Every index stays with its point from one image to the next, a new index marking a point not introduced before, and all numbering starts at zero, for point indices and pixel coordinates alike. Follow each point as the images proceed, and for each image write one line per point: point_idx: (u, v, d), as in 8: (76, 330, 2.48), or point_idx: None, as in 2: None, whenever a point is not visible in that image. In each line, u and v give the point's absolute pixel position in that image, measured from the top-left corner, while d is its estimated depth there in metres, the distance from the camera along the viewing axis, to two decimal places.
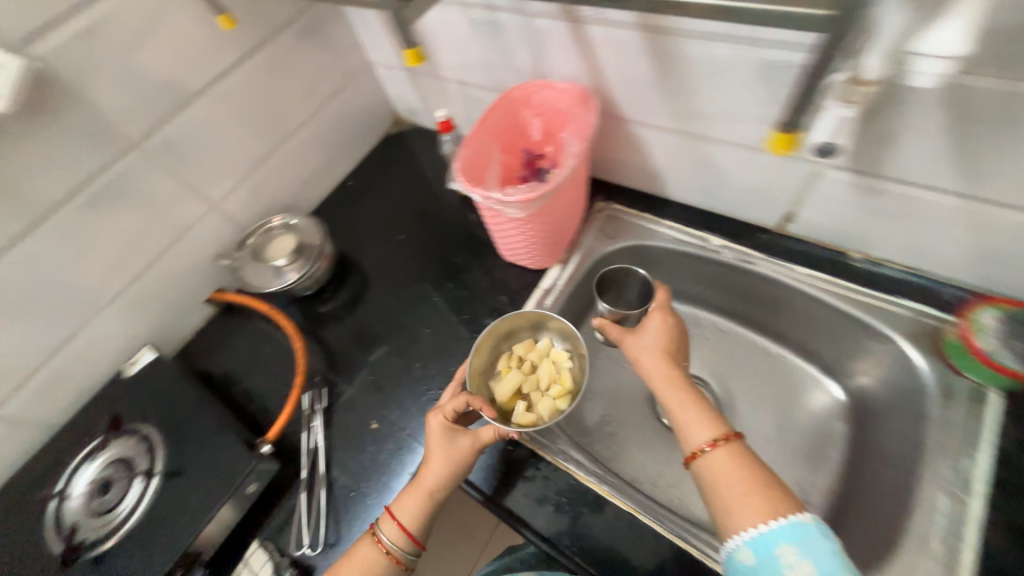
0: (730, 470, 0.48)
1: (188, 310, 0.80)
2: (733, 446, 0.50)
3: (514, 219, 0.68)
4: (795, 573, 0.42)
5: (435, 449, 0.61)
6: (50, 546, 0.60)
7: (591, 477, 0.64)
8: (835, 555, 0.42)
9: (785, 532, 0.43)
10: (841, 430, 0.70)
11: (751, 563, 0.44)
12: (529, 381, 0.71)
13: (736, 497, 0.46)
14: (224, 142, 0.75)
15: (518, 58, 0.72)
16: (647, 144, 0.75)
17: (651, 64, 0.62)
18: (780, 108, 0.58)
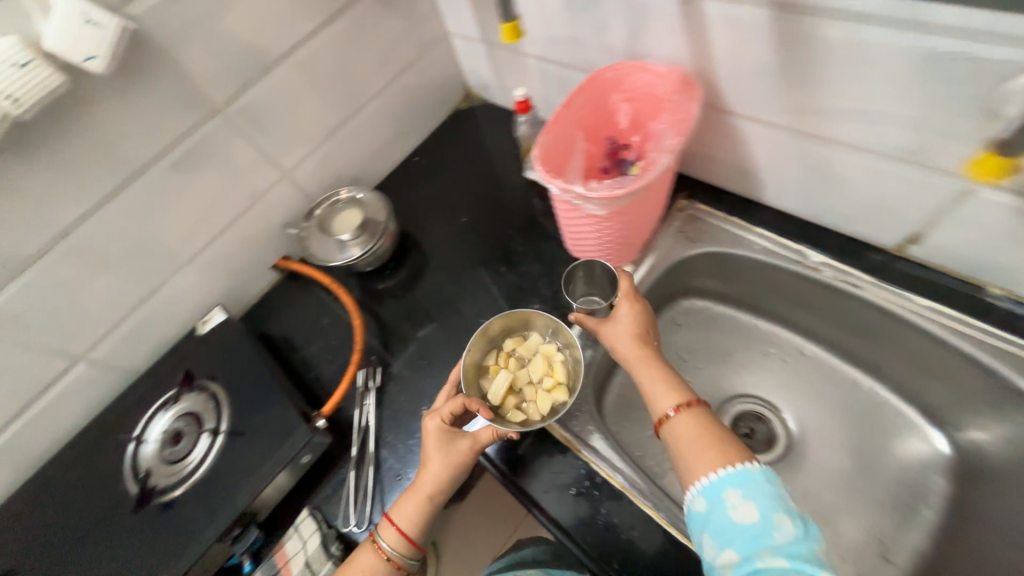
0: (693, 432, 0.51)
1: (256, 274, 0.86)
2: (698, 410, 0.53)
3: (589, 216, 0.60)
4: (739, 513, 0.45)
5: (434, 454, 0.58)
6: (130, 487, 0.66)
7: (608, 470, 0.63)
8: (779, 498, 0.45)
9: (731, 479, 0.46)
10: (942, 486, 0.60)
11: (703, 511, 0.47)
12: (521, 378, 0.67)
13: (698, 455, 0.49)
14: (301, 109, 0.77)
15: (604, 34, 0.64)
16: (749, 143, 0.63)
17: (775, 49, 0.50)
18: (956, 114, 0.45)
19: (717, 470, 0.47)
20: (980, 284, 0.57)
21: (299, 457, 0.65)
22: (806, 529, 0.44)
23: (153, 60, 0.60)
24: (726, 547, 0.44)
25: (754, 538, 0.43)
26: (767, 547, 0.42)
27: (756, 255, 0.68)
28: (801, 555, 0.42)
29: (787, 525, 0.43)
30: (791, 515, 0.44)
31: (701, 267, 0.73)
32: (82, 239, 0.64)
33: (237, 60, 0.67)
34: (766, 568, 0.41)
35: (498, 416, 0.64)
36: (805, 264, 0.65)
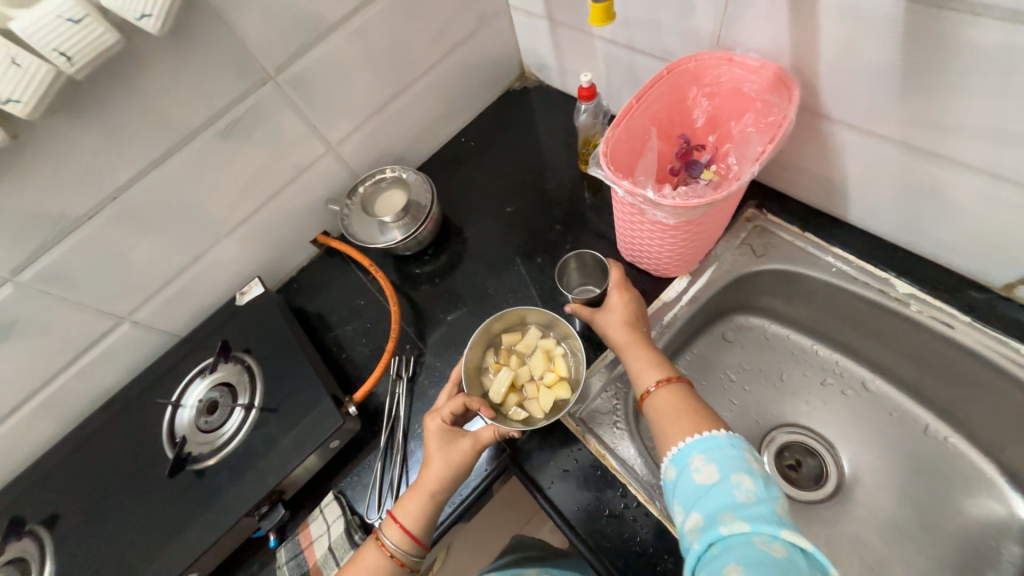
0: (670, 402, 0.52)
1: (295, 248, 0.84)
2: (679, 385, 0.54)
3: (653, 224, 0.55)
4: (702, 476, 0.45)
5: (435, 454, 0.57)
6: (166, 450, 0.67)
7: (626, 473, 0.60)
8: (742, 460, 0.44)
9: (694, 443, 0.47)
10: (1016, 555, 0.54)
11: (673, 478, 0.47)
12: (523, 375, 0.65)
13: (671, 420, 0.51)
14: (351, 82, 0.74)
15: (689, 19, 0.57)
16: (844, 153, 0.56)
17: (899, 49, 0.43)
18: None
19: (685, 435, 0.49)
20: None
21: (327, 442, 0.64)
22: (769, 489, 0.42)
23: (208, 21, 0.58)
24: (692, 511, 0.43)
25: (715, 498, 0.43)
26: (728, 508, 0.41)
27: (832, 279, 0.61)
28: (764, 515, 0.40)
29: (747, 485, 0.42)
30: (756, 479, 0.43)
31: (764, 284, 0.68)
32: (130, 203, 0.64)
33: (291, 26, 0.64)
34: (725, 527, 0.40)
35: (499, 415, 0.63)
36: (888, 294, 0.58)
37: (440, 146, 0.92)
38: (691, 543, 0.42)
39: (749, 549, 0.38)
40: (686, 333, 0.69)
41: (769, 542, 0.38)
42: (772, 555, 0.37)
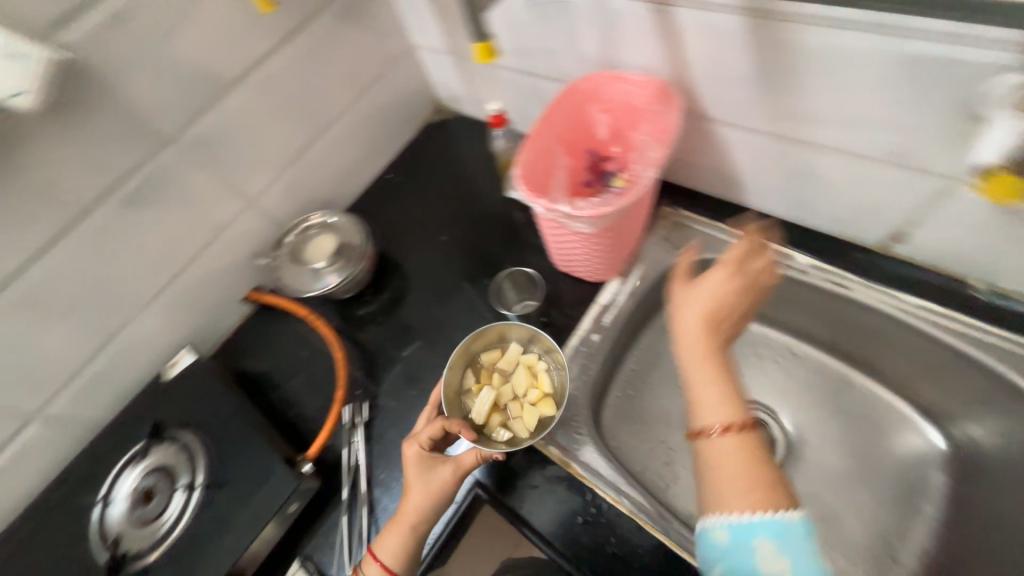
0: (733, 458, 0.42)
1: (226, 310, 0.80)
2: (749, 437, 0.44)
3: (576, 235, 0.59)
4: (768, 564, 0.39)
5: (415, 484, 0.56)
6: (97, 556, 0.60)
7: (603, 486, 0.60)
8: (816, 554, 0.39)
9: (766, 525, 0.39)
10: (939, 481, 0.61)
11: (724, 545, 0.40)
12: (505, 394, 0.67)
13: (735, 479, 0.42)
14: (263, 133, 0.73)
15: (577, 44, 0.62)
16: (729, 148, 0.62)
17: (754, 56, 0.50)
18: (930, 117, 0.45)
19: (757, 508, 0.40)
20: (961, 279, 0.58)
21: (286, 506, 0.61)
22: None
23: (93, 91, 0.56)
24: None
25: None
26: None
27: None
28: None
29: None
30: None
31: None
32: (25, 290, 0.58)
33: (189, 85, 0.63)
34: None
35: (485, 435, 0.64)
36: (791, 266, 0.65)
37: (367, 185, 0.92)
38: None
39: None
40: (628, 331, 0.72)
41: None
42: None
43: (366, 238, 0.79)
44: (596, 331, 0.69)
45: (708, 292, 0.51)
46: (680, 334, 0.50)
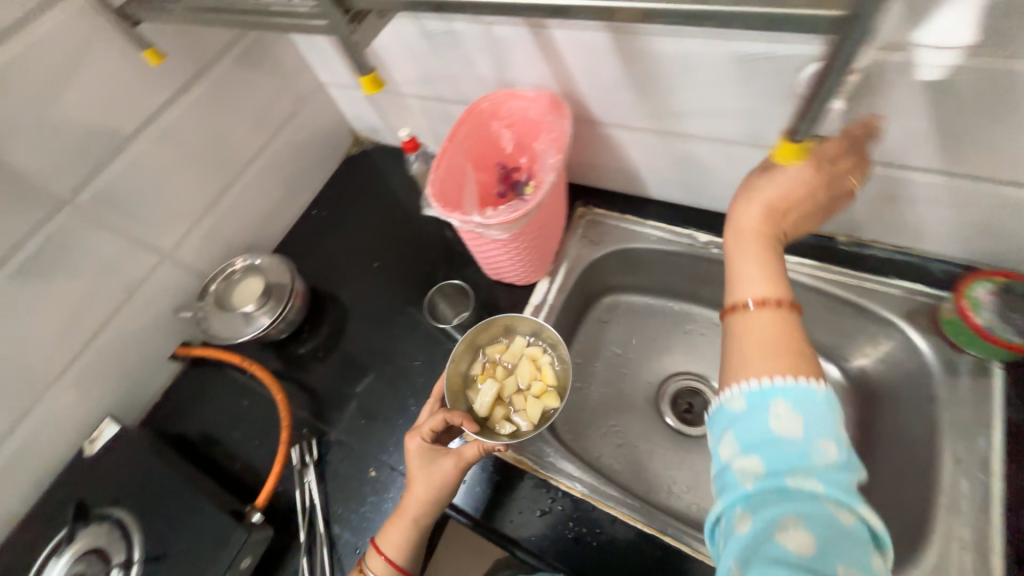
0: (763, 331, 0.44)
1: (152, 371, 0.77)
2: (786, 314, 0.45)
3: (495, 242, 0.62)
4: (780, 423, 0.40)
5: (418, 475, 0.57)
6: None
7: (584, 489, 0.62)
8: (833, 423, 0.39)
9: (784, 389, 0.40)
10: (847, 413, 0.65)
11: (740, 411, 0.41)
12: (509, 386, 0.69)
13: (767, 352, 0.43)
14: (170, 185, 0.71)
15: (474, 69, 0.67)
16: (624, 147, 0.68)
17: (623, 66, 0.56)
18: (770, 102, 0.52)
19: (780, 374, 0.41)
20: (831, 237, 0.66)
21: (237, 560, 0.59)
22: (850, 459, 0.39)
23: None
24: (753, 453, 0.39)
25: (790, 450, 0.38)
26: (802, 465, 0.38)
27: (655, 245, 0.74)
28: (841, 482, 0.37)
29: (831, 452, 0.38)
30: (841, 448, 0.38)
31: (612, 265, 0.78)
32: None
33: (82, 144, 0.61)
34: (797, 483, 0.37)
35: (488, 428, 0.66)
36: (694, 245, 0.72)
37: (294, 223, 0.92)
38: (740, 481, 0.39)
39: (817, 513, 0.36)
40: (564, 327, 0.76)
41: (839, 512, 0.36)
42: (838, 521, 0.36)
43: (294, 272, 0.78)
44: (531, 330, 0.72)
45: (786, 180, 0.45)
46: (740, 225, 0.48)
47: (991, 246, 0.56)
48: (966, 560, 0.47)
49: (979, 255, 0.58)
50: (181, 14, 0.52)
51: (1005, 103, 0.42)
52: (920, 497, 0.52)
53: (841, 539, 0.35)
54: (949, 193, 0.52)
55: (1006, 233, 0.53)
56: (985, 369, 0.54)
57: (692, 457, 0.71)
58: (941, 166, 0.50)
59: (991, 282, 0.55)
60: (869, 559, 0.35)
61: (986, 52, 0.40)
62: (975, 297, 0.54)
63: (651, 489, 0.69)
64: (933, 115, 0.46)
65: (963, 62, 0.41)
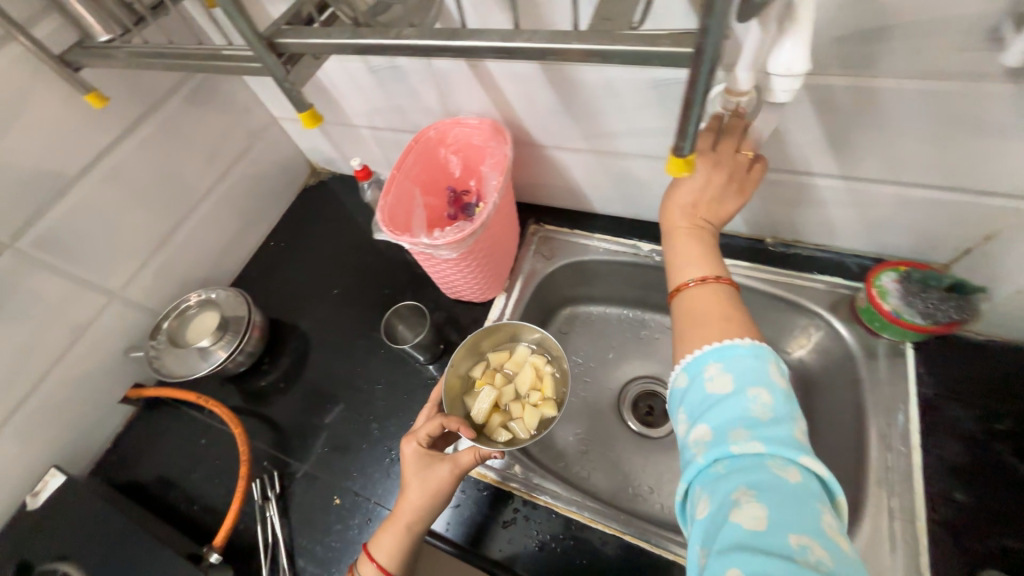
0: (702, 304, 0.49)
1: (102, 414, 0.74)
2: (720, 288, 0.50)
3: (446, 262, 0.64)
4: (716, 385, 0.43)
5: (412, 480, 0.56)
6: None
7: (570, 506, 0.63)
8: (768, 377, 0.42)
9: (712, 352, 0.44)
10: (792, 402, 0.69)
11: (685, 386, 0.45)
12: (507, 394, 0.71)
13: (705, 321, 0.47)
14: (118, 225, 0.71)
15: (420, 100, 0.70)
16: (566, 166, 0.73)
17: (555, 93, 0.61)
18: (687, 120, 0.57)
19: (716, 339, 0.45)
20: (760, 239, 0.72)
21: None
22: (788, 409, 0.40)
23: None
24: (699, 423, 0.42)
25: (728, 412, 0.41)
26: (740, 425, 0.40)
27: (604, 256, 0.78)
28: (782, 438, 0.38)
29: (765, 401, 0.40)
30: (779, 403, 0.40)
31: (566, 278, 0.82)
32: None
33: (23, 188, 0.60)
34: (738, 448, 0.38)
35: (485, 435, 0.68)
36: (639, 254, 0.76)
37: (252, 255, 0.92)
38: (695, 455, 0.41)
39: (764, 477, 0.37)
40: None
41: (782, 469, 0.37)
42: (783, 479, 0.36)
43: (250, 303, 0.78)
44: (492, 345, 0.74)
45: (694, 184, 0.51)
46: (671, 224, 0.54)
47: (894, 240, 0.62)
48: (894, 527, 0.51)
49: (886, 248, 0.64)
50: (122, 59, 0.54)
51: (881, 114, 0.48)
52: (853, 474, 0.56)
53: (790, 496, 0.35)
54: (850, 194, 0.58)
55: (906, 227, 0.59)
56: (899, 350, 0.60)
57: (653, 457, 0.74)
58: (840, 171, 0.56)
59: (896, 271, 0.60)
60: (821, 516, 0.35)
61: (856, 72, 0.45)
62: (883, 286, 0.59)
63: (618, 493, 0.71)
64: (825, 127, 0.51)
65: (839, 81, 0.47)
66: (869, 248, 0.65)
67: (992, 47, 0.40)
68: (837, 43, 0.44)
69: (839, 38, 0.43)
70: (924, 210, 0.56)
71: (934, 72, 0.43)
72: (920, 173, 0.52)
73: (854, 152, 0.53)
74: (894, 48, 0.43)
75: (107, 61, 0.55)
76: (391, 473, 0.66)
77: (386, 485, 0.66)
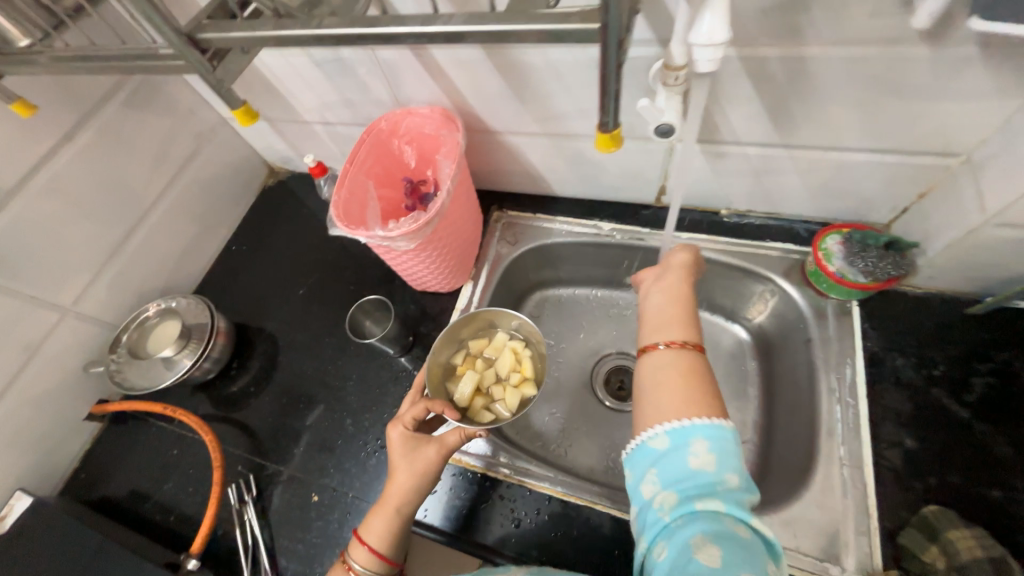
0: (675, 368, 0.47)
1: (67, 434, 0.73)
2: (691, 357, 0.48)
3: (405, 253, 0.65)
4: (696, 460, 0.41)
5: (400, 463, 0.56)
6: None
7: (545, 483, 0.65)
8: (737, 458, 0.41)
9: (702, 427, 0.42)
10: (754, 366, 0.72)
11: (662, 449, 0.43)
12: (488, 377, 0.72)
13: (674, 388, 0.46)
14: (64, 239, 0.69)
15: (369, 91, 0.70)
16: (523, 151, 0.73)
17: (501, 78, 0.61)
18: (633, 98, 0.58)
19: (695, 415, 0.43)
20: (715, 211, 0.73)
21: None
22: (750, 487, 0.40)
23: None
24: (670, 483, 0.41)
25: (701, 483, 0.40)
26: (710, 493, 0.39)
27: (567, 238, 0.79)
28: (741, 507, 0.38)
29: (735, 482, 0.40)
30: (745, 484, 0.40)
31: (532, 262, 0.82)
32: None
33: None
34: (704, 508, 0.38)
35: (469, 416, 0.69)
36: (600, 233, 0.78)
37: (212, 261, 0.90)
38: (659, 509, 0.40)
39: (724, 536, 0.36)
40: None
41: (739, 528, 0.37)
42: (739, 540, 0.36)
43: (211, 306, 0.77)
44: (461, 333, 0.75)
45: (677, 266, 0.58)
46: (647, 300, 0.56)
47: (837, 203, 0.65)
48: (841, 474, 0.54)
49: (831, 212, 0.67)
50: (46, 67, 0.52)
51: (812, 82, 0.50)
52: (807, 429, 0.59)
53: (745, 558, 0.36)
54: (792, 161, 0.60)
55: (846, 191, 0.62)
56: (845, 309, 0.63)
57: (626, 430, 0.76)
58: (780, 140, 0.58)
59: (840, 233, 0.64)
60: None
61: (784, 41, 0.47)
62: (829, 248, 0.63)
63: (594, 467, 0.74)
64: (762, 98, 0.53)
65: (771, 51, 0.48)
66: (816, 212, 0.68)
67: (903, 12, 0.42)
68: (765, 15, 0.45)
69: (765, 10, 0.44)
70: (862, 173, 0.58)
71: (853, 39, 0.45)
72: (851, 138, 0.54)
73: (791, 122, 0.55)
74: (815, 18, 0.44)
75: (31, 69, 0.53)
76: (368, 467, 0.67)
77: (364, 479, 0.66)
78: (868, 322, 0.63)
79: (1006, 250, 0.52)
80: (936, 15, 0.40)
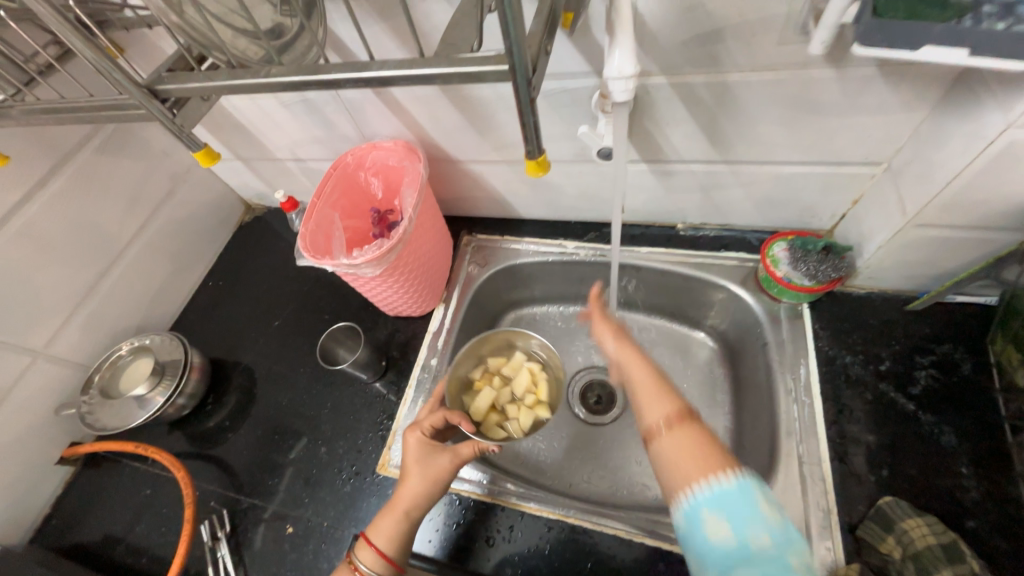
0: (682, 446, 0.48)
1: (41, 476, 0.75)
2: (693, 428, 0.50)
3: (370, 279, 0.67)
4: (718, 528, 0.43)
5: (413, 468, 0.58)
6: None
7: (528, 501, 0.66)
8: (755, 506, 0.43)
9: (705, 495, 0.44)
10: None
11: (685, 530, 0.45)
12: (504, 395, 0.74)
13: (686, 466, 0.47)
14: (39, 283, 0.73)
15: (334, 130, 0.75)
16: (484, 177, 0.77)
17: (457, 111, 0.65)
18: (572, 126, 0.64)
19: (705, 479, 0.45)
20: (675, 225, 0.84)
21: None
22: (782, 537, 0.42)
23: None
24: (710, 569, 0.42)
25: (733, 559, 0.41)
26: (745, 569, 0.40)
27: (535, 257, 0.82)
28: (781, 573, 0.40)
29: (764, 541, 0.42)
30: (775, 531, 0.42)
31: (503, 282, 0.85)
32: None
33: None
34: None
35: (484, 430, 0.71)
36: (567, 252, 0.81)
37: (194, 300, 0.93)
38: None
39: None
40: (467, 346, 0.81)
41: None
42: None
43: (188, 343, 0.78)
44: (434, 356, 0.77)
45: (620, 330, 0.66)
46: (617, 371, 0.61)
47: (779, 212, 0.76)
48: None
49: (772, 220, 0.78)
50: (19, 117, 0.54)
51: None
52: None
53: None
54: None
55: (786, 202, 0.74)
56: None
57: (602, 441, 0.77)
58: (718, 155, 0.68)
59: (786, 242, 0.76)
60: None
61: (707, 69, 0.56)
62: (776, 255, 0.75)
63: (575, 483, 0.74)
64: (698, 118, 0.63)
65: (697, 77, 0.57)
66: (764, 221, 0.78)
67: (804, 39, 0.50)
68: (686, 46, 0.54)
69: (686, 42, 0.54)
70: None
71: (767, 65, 0.54)
72: (781, 152, 0.65)
73: None
74: (730, 46, 0.53)
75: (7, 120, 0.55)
76: (346, 496, 0.67)
77: (340, 507, 0.67)
78: (819, 324, 0.74)
79: (932, 248, 0.64)
80: (828, 41, 0.48)
